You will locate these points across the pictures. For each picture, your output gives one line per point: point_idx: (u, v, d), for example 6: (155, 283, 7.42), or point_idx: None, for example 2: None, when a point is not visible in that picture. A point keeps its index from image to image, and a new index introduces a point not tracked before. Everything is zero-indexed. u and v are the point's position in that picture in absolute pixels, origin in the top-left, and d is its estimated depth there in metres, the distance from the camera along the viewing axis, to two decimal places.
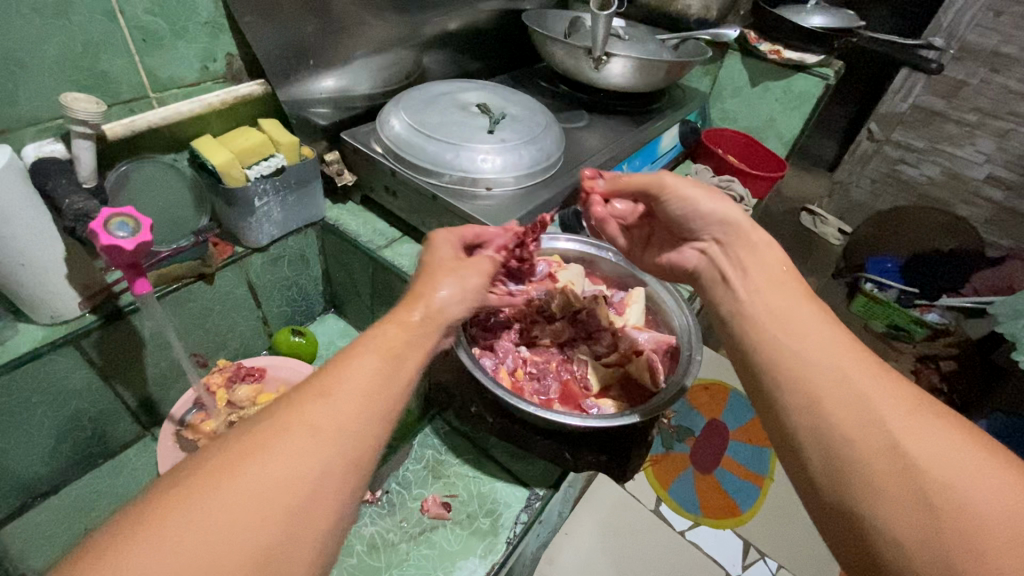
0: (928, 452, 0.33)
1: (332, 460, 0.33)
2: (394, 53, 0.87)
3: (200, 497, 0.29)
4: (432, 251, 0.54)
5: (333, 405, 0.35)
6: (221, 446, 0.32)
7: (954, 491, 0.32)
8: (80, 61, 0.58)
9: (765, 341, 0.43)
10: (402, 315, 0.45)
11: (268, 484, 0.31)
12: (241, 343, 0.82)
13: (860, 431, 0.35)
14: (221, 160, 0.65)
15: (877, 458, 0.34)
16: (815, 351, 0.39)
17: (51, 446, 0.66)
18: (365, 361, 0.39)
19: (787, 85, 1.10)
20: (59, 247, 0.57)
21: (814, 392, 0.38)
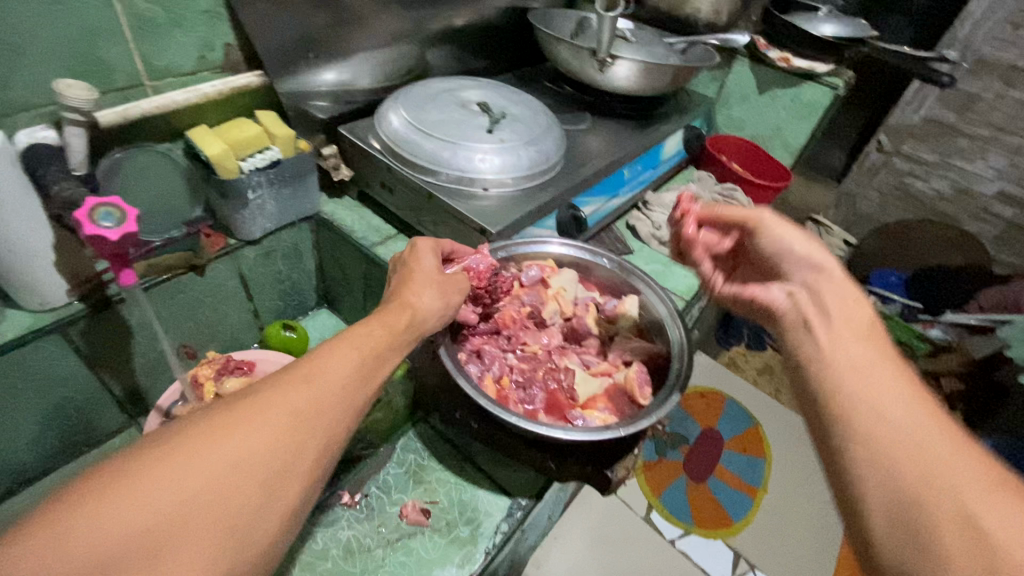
0: (967, 476, 0.32)
1: (305, 444, 0.35)
2: (397, 48, 0.86)
3: (181, 462, 0.31)
4: (415, 259, 0.54)
5: (314, 394, 0.37)
6: (201, 415, 0.34)
7: (984, 517, 0.30)
8: (75, 47, 0.57)
9: (814, 357, 0.41)
10: (390, 316, 0.47)
11: (245, 458, 0.33)
12: (232, 336, 0.82)
13: (924, 491, 0.32)
14: (215, 151, 0.64)
15: (909, 470, 0.33)
16: (890, 407, 0.36)
17: (36, 434, 0.66)
18: (348, 355, 0.41)
19: (796, 94, 1.08)
20: (48, 235, 0.56)
21: (846, 403, 0.37)
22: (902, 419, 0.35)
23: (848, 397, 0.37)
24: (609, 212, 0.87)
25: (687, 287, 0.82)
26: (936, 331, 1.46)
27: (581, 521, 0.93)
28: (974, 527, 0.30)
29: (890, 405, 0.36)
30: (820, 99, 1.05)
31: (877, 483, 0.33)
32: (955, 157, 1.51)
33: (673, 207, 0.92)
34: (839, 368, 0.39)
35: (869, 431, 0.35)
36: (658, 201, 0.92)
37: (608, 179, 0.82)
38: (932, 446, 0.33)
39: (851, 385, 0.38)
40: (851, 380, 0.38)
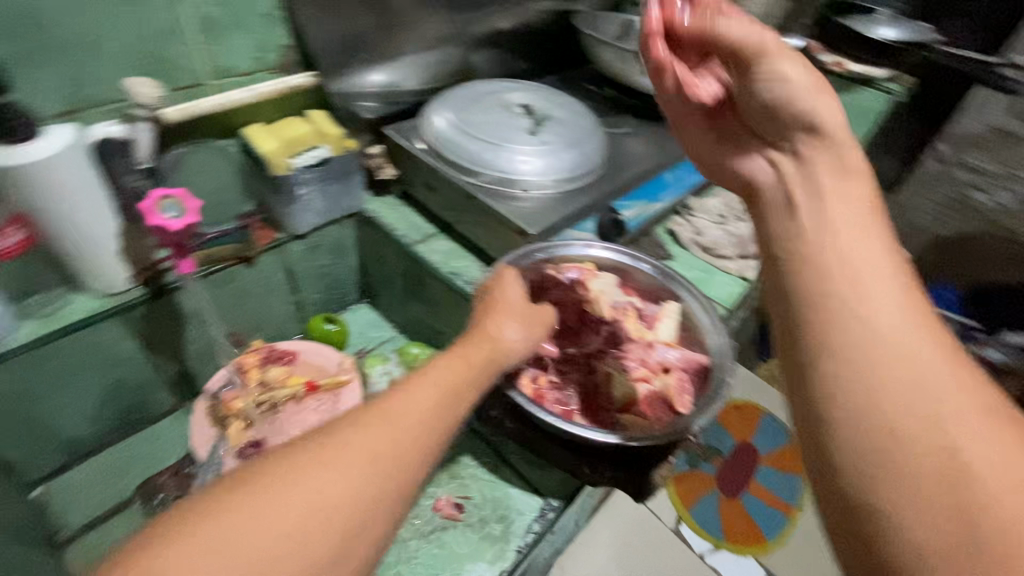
0: (947, 401, 0.32)
1: (381, 490, 0.35)
2: (443, 50, 0.87)
3: (260, 505, 0.32)
4: (498, 291, 0.56)
5: (392, 432, 0.37)
6: (281, 455, 0.35)
7: (956, 446, 0.31)
8: (146, 47, 0.61)
9: (808, 255, 0.39)
10: (468, 350, 0.49)
11: (325, 503, 0.33)
12: (276, 326, 0.84)
13: (901, 411, 0.32)
14: (268, 148, 0.69)
15: (891, 389, 0.33)
16: (880, 316, 0.35)
17: (95, 409, 0.70)
18: (428, 390, 0.42)
19: (849, 99, 1.03)
20: (111, 225, 0.60)
21: (835, 312, 0.36)
22: (892, 333, 0.34)
23: (835, 304, 0.36)
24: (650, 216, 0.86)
25: (727, 295, 0.79)
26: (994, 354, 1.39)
27: (607, 527, 0.93)
28: (953, 458, 0.31)
29: (878, 315, 0.35)
30: (874, 104, 1.01)
31: (854, 398, 0.33)
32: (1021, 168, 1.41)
33: (715, 213, 0.90)
34: (834, 274, 0.37)
35: (853, 345, 0.34)
36: (700, 206, 0.90)
37: (648, 183, 0.82)
38: (917, 364, 0.33)
39: (844, 292, 0.36)
40: (842, 286, 0.37)
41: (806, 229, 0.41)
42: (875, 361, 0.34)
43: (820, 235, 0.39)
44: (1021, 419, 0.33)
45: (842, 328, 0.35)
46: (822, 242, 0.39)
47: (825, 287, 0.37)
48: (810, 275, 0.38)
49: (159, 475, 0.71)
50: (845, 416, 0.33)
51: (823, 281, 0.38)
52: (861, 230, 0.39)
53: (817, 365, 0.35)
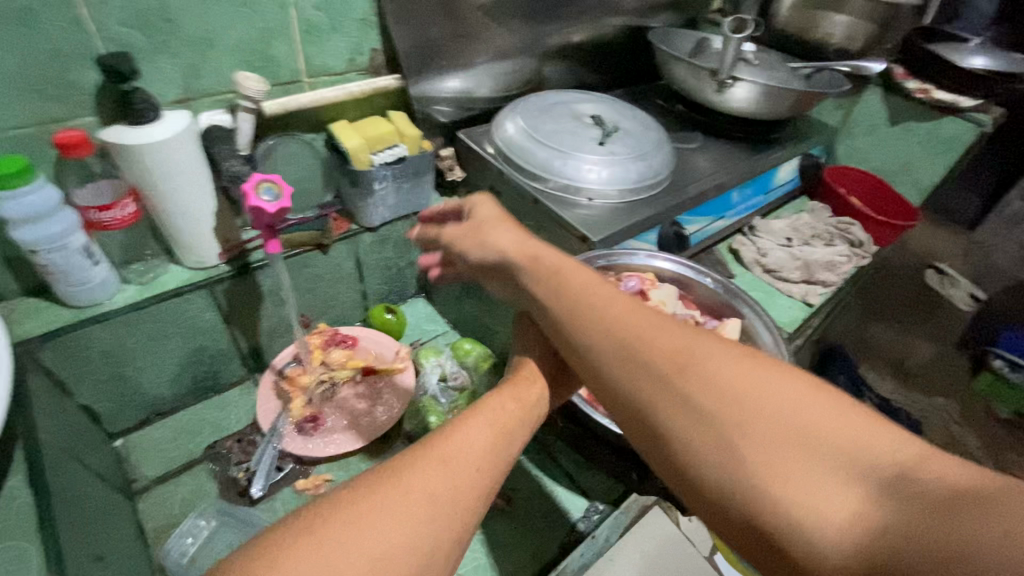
0: (742, 386, 0.38)
1: (437, 540, 0.35)
2: (519, 60, 0.90)
3: (330, 551, 0.32)
4: (524, 332, 0.56)
5: (450, 474, 0.38)
6: (343, 498, 0.35)
7: (763, 432, 0.36)
8: (255, 45, 0.67)
9: (545, 280, 0.49)
10: (516, 392, 0.49)
11: (391, 547, 0.33)
12: (340, 312, 0.89)
13: (683, 427, 0.37)
14: (352, 145, 0.72)
15: (691, 385, 0.38)
16: (633, 349, 0.42)
17: (175, 373, 0.76)
18: (480, 432, 0.42)
19: (933, 128, 1.00)
20: (212, 202, 0.66)
21: (612, 322, 0.44)
22: (689, 341, 0.41)
23: (637, 321, 0.43)
24: (712, 233, 0.85)
25: (790, 319, 0.78)
26: None
27: None
28: (735, 440, 0.36)
29: (670, 328, 0.43)
30: (961, 135, 0.97)
31: (656, 397, 0.39)
32: None
33: (781, 234, 0.87)
34: (573, 295, 0.47)
35: (657, 354, 0.41)
36: (766, 227, 0.88)
37: (715, 200, 0.81)
38: (717, 361, 0.39)
39: (576, 309, 0.46)
40: (632, 309, 0.44)
41: (543, 254, 0.51)
42: (675, 361, 0.40)
43: (519, 255, 0.52)
44: (812, 431, 0.35)
45: (629, 335, 0.42)
46: (548, 276, 0.49)
47: (585, 306, 0.46)
48: (561, 292, 0.48)
49: (225, 440, 0.76)
50: (652, 412, 0.39)
51: (560, 306, 0.47)
52: (527, 253, 0.52)
53: (611, 370, 0.42)
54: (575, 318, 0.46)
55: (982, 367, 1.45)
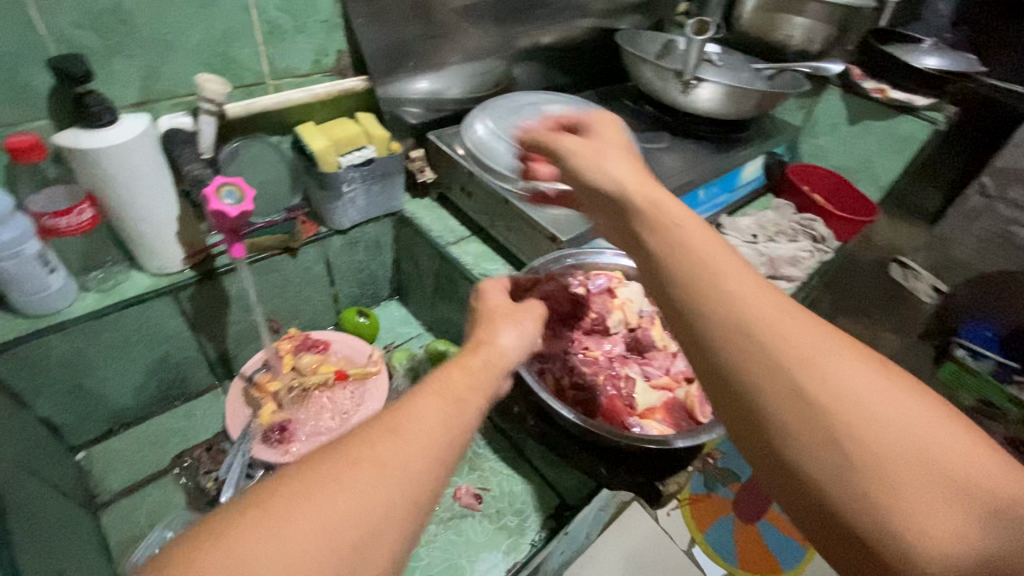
0: (879, 402, 0.30)
1: (377, 526, 0.30)
2: (488, 61, 0.91)
3: (253, 541, 0.27)
4: (488, 300, 0.54)
5: (400, 445, 0.33)
6: (273, 481, 0.30)
7: (889, 454, 0.28)
8: (216, 46, 0.66)
9: (655, 230, 0.40)
10: (462, 356, 0.44)
11: (328, 530, 0.28)
12: (312, 316, 0.88)
13: (806, 418, 0.30)
14: (318, 146, 0.71)
15: (813, 383, 0.31)
16: (762, 315, 0.33)
17: (140, 382, 0.74)
18: (433, 402, 0.37)
19: (889, 127, 1.04)
20: (174, 208, 0.64)
21: (738, 292, 0.35)
22: (818, 332, 0.33)
23: (764, 298, 0.34)
24: None
25: None
26: None
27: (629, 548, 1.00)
28: (854, 459, 0.29)
29: (798, 314, 0.34)
30: (915, 134, 1.00)
31: (765, 377, 0.32)
32: None
33: (747, 231, 0.90)
34: (678, 250, 0.38)
35: (778, 339, 0.32)
36: (732, 224, 0.90)
37: (682, 199, 0.83)
38: (851, 362, 0.31)
39: (696, 275, 0.36)
40: (758, 287, 0.35)
41: (662, 201, 0.42)
42: (798, 353, 0.32)
43: (638, 195, 0.43)
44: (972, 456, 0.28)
45: (746, 311, 0.34)
46: (655, 222, 0.41)
47: (698, 270, 0.36)
48: (672, 247, 0.38)
49: (194, 449, 0.75)
50: (754, 403, 0.32)
51: (665, 270, 0.38)
52: (642, 198, 0.43)
53: (716, 351, 0.34)
54: (677, 280, 0.37)
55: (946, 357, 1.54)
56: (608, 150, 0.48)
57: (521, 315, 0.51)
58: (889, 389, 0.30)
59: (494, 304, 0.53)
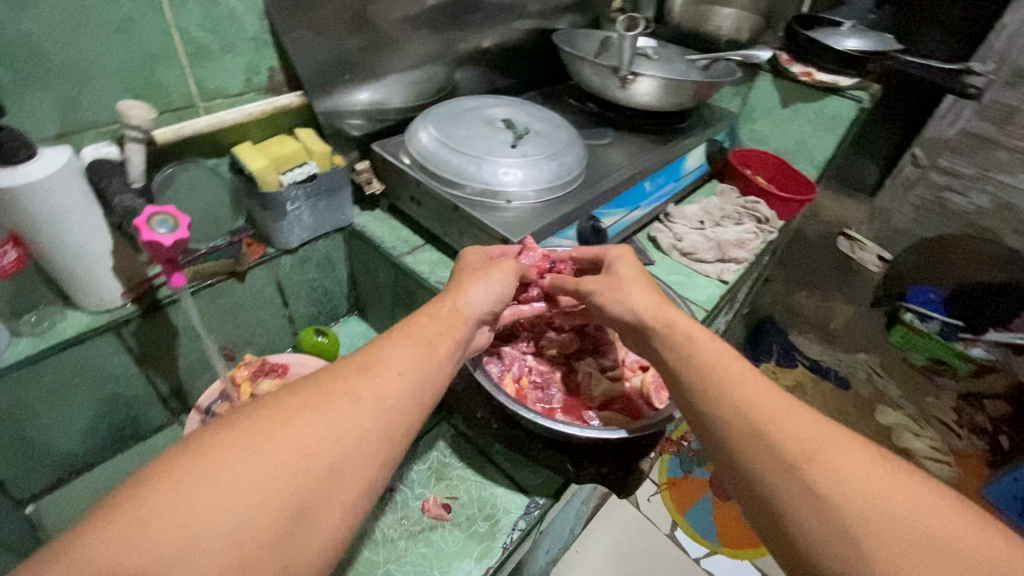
0: (874, 489, 0.39)
1: (360, 435, 0.39)
2: (428, 68, 0.90)
3: (258, 440, 0.36)
4: (461, 259, 0.61)
5: (373, 381, 0.42)
6: (274, 400, 0.39)
7: (885, 528, 0.37)
8: (138, 71, 0.63)
9: (679, 349, 0.52)
10: (433, 307, 0.52)
11: (315, 440, 0.37)
12: (268, 340, 0.86)
13: (814, 504, 0.39)
14: (258, 167, 0.69)
15: (819, 474, 0.40)
16: (777, 428, 0.43)
17: (88, 427, 0.71)
18: (404, 346, 0.47)
19: (819, 107, 1.08)
20: (108, 240, 0.62)
21: (751, 402, 0.45)
22: (823, 431, 0.43)
23: (776, 405, 0.45)
24: (630, 224, 0.89)
25: (708, 297, 0.83)
26: (977, 350, 1.76)
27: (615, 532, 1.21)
28: (851, 535, 0.37)
29: (808, 419, 0.44)
30: (844, 112, 1.05)
31: (780, 477, 0.41)
32: (994, 170, 1.76)
33: (694, 219, 0.93)
34: (705, 372, 0.49)
35: (790, 438, 0.42)
36: (680, 213, 0.93)
37: (628, 192, 0.84)
38: (853, 456, 0.41)
39: (719, 391, 0.47)
40: (774, 398, 0.45)
41: (680, 322, 0.54)
42: (803, 450, 0.42)
43: (654, 318, 0.55)
44: (948, 528, 0.37)
45: (762, 418, 0.44)
46: (683, 346, 0.51)
47: (725, 387, 0.47)
48: (697, 370, 0.49)
49: None
50: (774, 495, 0.41)
51: (701, 387, 0.48)
52: (667, 320, 0.54)
53: (737, 451, 0.43)
54: (706, 394, 0.47)
55: (896, 321, 1.90)
56: (631, 278, 0.60)
57: (491, 271, 0.57)
58: (880, 478, 0.40)
59: (467, 258, 0.62)
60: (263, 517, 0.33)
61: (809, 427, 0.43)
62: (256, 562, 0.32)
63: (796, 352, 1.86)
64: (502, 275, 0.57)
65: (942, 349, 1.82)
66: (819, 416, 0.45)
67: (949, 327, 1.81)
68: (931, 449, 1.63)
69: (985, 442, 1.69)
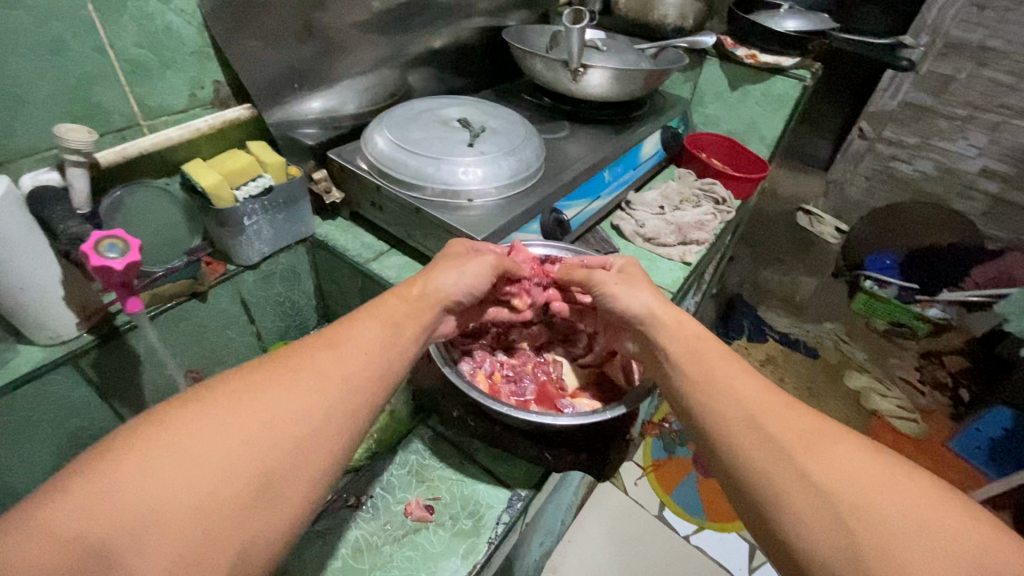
0: (868, 481, 0.36)
1: (326, 411, 0.39)
2: (381, 72, 0.90)
3: (222, 414, 0.35)
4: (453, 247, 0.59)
5: (339, 358, 0.42)
6: (237, 377, 0.39)
7: (880, 517, 0.34)
8: (74, 93, 0.61)
9: (686, 343, 0.50)
10: (401, 290, 0.53)
11: (279, 414, 0.37)
12: (236, 358, 0.85)
13: (798, 484, 0.37)
14: (210, 182, 0.67)
15: (812, 462, 0.38)
16: (767, 414, 0.41)
17: (52, 465, 0.68)
18: (370, 325, 0.47)
19: (766, 88, 1.12)
20: (56, 269, 0.59)
21: (741, 391, 0.43)
22: (816, 423, 0.41)
23: (766, 397, 0.43)
24: (592, 214, 0.90)
25: (673, 279, 0.84)
26: (934, 310, 1.86)
27: (607, 520, 1.23)
28: (839, 517, 0.35)
29: (797, 410, 0.42)
30: (789, 92, 1.09)
31: (771, 464, 0.38)
32: (935, 138, 1.92)
33: (654, 205, 0.95)
34: (700, 366, 0.47)
35: (782, 429, 0.40)
36: (639, 200, 0.95)
37: (588, 182, 0.85)
38: (845, 448, 0.38)
39: (706, 377, 0.46)
40: (765, 391, 0.43)
41: (686, 321, 0.53)
42: (798, 439, 0.39)
43: (665, 316, 0.54)
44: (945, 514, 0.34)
45: (753, 408, 0.42)
46: (688, 341, 0.50)
47: (716, 380, 0.45)
48: (694, 364, 0.48)
49: None
50: (761, 482, 0.38)
51: (696, 381, 0.46)
52: (669, 319, 0.53)
53: (724, 441, 0.41)
54: (700, 389, 0.45)
55: (858, 291, 1.99)
56: (633, 279, 0.59)
57: (465, 260, 0.57)
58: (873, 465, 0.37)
59: (453, 246, 0.60)
60: (227, 490, 0.33)
61: (804, 417, 0.41)
62: (217, 537, 0.31)
63: (765, 326, 1.92)
64: (477, 268, 0.57)
65: (899, 310, 1.90)
66: (814, 411, 0.42)
67: (905, 292, 1.92)
68: (898, 408, 1.69)
69: (946, 396, 1.75)
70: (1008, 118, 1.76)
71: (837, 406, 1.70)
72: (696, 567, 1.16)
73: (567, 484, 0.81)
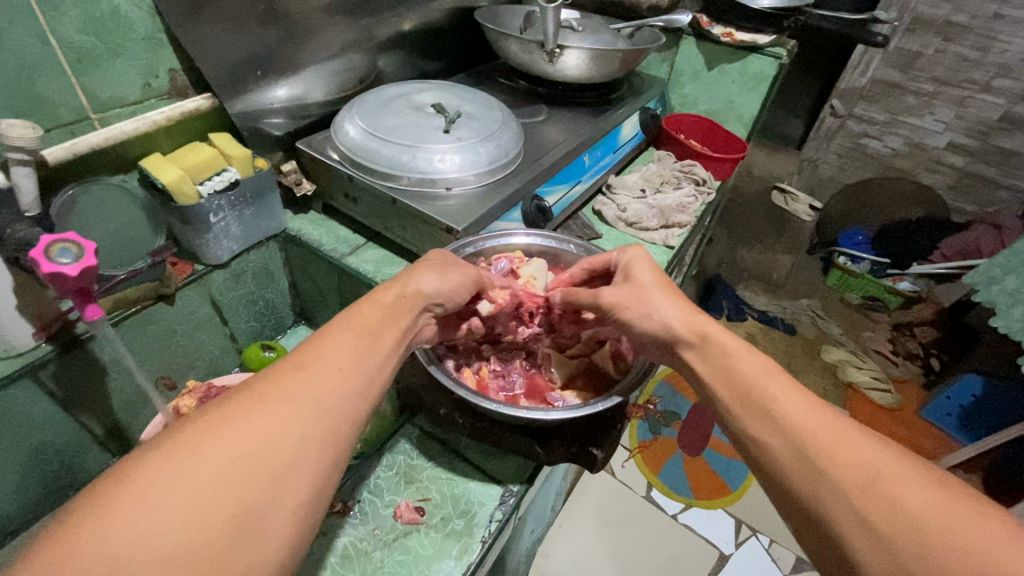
0: (916, 476, 0.37)
1: (305, 436, 0.36)
2: (350, 57, 0.86)
3: (184, 456, 0.32)
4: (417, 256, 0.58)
5: (309, 378, 0.39)
6: (198, 413, 0.35)
7: (930, 501, 0.36)
8: (15, 86, 0.56)
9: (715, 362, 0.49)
10: (377, 296, 0.50)
11: (251, 448, 0.34)
12: (210, 362, 0.81)
13: (835, 474, 0.38)
14: (171, 178, 0.63)
15: (870, 507, 0.36)
16: (808, 418, 0.42)
17: (17, 485, 0.64)
18: (345, 337, 0.44)
19: (743, 67, 1.11)
20: (5, 278, 0.54)
21: (764, 403, 0.44)
22: (877, 458, 0.39)
23: (824, 426, 0.41)
24: (572, 200, 0.88)
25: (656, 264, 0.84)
26: (904, 284, 1.93)
27: (595, 505, 1.24)
28: (886, 504, 0.36)
29: (843, 434, 0.41)
30: (766, 70, 1.08)
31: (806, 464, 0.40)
32: (904, 114, 1.98)
33: (635, 188, 0.94)
34: (728, 377, 0.47)
35: (839, 468, 0.38)
36: (620, 183, 0.94)
37: (568, 167, 0.83)
38: (896, 484, 0.37)
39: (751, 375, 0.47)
40: (830, 423, 0.41)
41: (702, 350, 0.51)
42: (850, 438, 0.40)
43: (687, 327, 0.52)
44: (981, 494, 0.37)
45: (800, 407, 0.43)
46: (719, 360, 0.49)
47: (758, 420, 0.44)
48: (740, 403, 0.45)
49: None
50: (803, 471, 0.40)
51: (722, 386, 0.47)
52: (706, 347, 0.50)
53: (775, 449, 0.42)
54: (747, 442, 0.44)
55: (835, 268, 2.07)
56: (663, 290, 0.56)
57: (448, 267, 0.56)
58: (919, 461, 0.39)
59: (434, 254, 0.58)
60: (198, 539, 0.30)
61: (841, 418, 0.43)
62: None
63: (745, 305, 1.95)
64: (458, 275, 0.56)
65: (873, 285, 1.97)
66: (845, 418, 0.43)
67: (877, 266, 1.98)
68: (874, 380, 1.73)
69: (918, 366, 1.82)
70: (973, 93, 1.82)
71: (816, 379, 1.74)
72: (685, 544, 1.18)
73: (556, 473, 0.81)
